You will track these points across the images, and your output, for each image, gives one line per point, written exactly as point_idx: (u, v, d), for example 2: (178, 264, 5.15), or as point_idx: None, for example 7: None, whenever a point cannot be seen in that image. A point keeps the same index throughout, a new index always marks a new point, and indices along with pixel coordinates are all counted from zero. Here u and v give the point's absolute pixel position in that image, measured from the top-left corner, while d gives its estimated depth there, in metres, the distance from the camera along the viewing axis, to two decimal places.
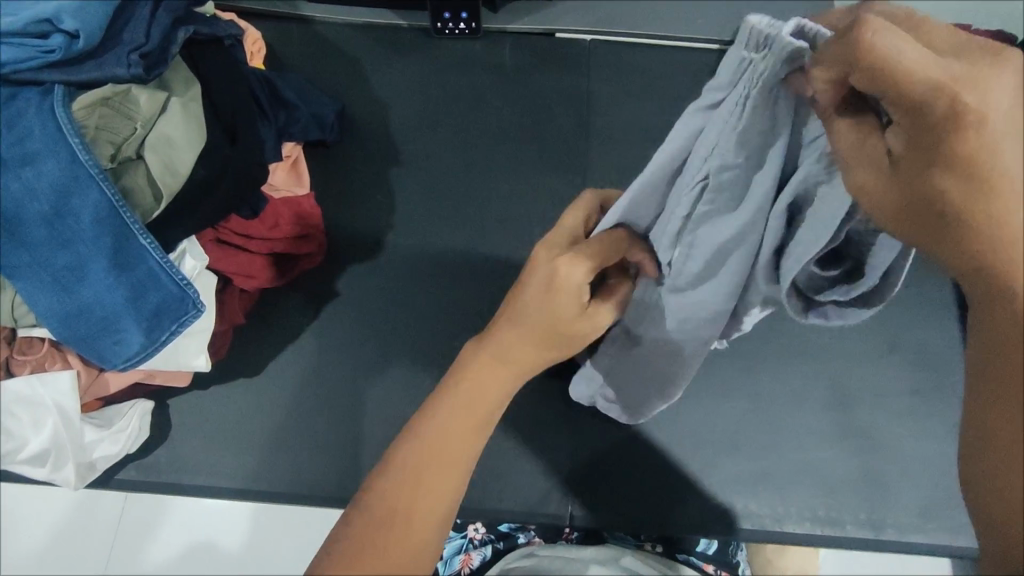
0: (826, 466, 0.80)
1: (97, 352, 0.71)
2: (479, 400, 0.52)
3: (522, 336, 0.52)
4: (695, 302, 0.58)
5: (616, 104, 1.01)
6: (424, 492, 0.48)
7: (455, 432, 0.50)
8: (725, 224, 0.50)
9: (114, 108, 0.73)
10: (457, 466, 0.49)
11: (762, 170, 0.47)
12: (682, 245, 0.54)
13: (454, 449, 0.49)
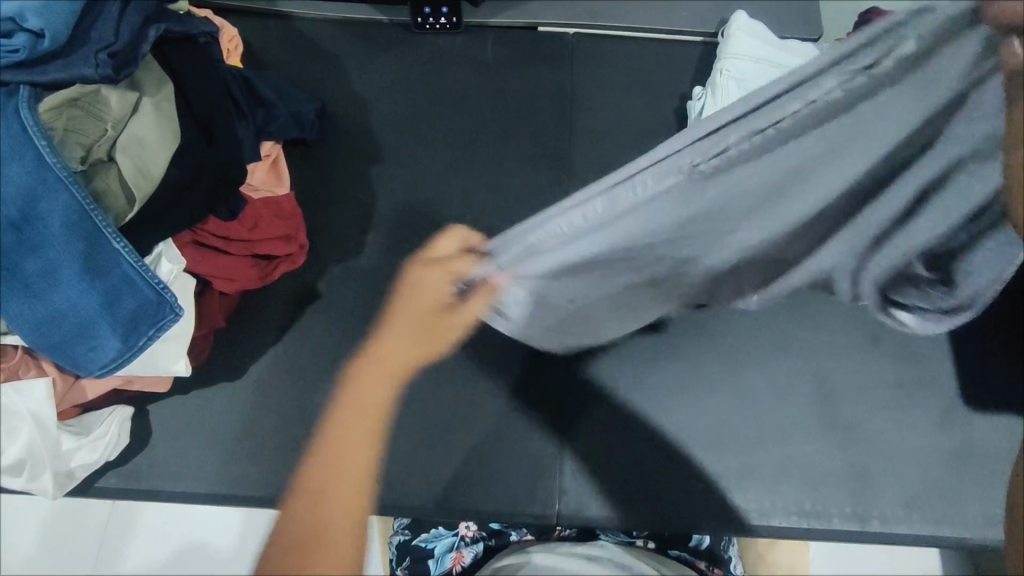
0: (813, 459, 0.80)
1: (71, 359, 0.70)
2: (387, 361, 0.74)
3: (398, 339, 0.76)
4: (579, 260, 0.70)
5: (600, 97, 1.01)
6: (332, 499, 0.62)
7: (371, 394, 0.71)
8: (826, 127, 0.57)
9: (84, 109, 0.71)
10: (352, 487, 0.63)
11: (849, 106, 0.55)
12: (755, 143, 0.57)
13: (348, 476, 0.63)
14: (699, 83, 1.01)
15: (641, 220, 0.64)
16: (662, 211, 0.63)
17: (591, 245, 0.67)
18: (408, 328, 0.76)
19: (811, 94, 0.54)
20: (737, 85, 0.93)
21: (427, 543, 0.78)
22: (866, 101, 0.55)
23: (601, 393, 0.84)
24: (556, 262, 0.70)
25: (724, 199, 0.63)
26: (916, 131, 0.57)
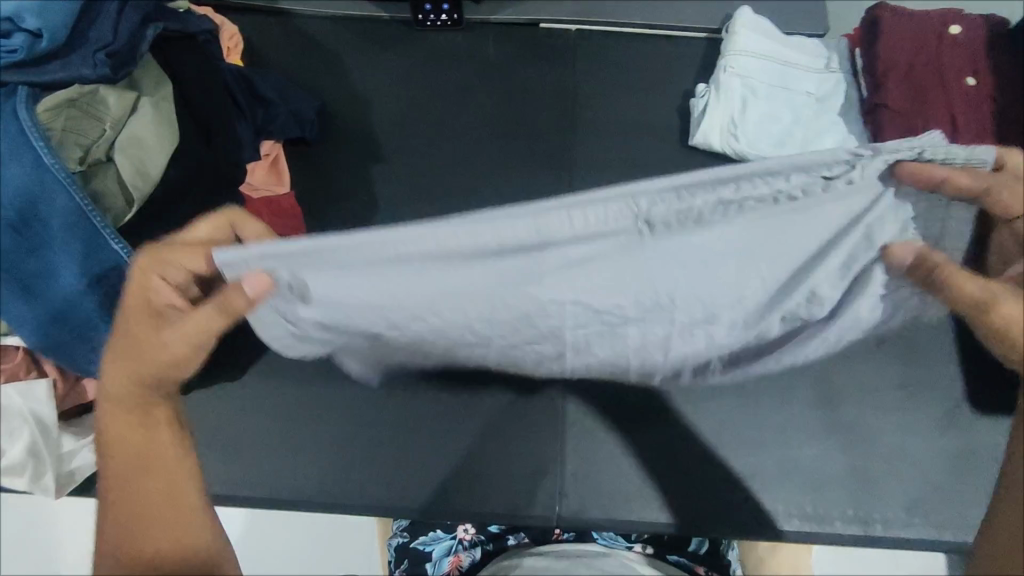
0: (814, 464, 0.80)
1: (71, 358, 0.70)
2: (123, 399, 0.57)
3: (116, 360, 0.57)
4: (429, 312, 0.62)
5: (602, 95, 1.00)
6: (150, 524, 0.55)
7: (132, 431, 0.57)
8: (761, 234, 0.57)
9: (82, 109, 0.70)
10: (175, 500, 0.56)
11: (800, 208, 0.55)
12: (702, 217, 0.54)
13: (168, 492, 0.56)
14: (703, 80, 1.00)
15: (563, 275, 0.58)
16: (568, 270, 0.58)
17: (444, 295, 0.59)
18: (142, 351, 0.56)
19: (769, 186, 0.54)
20: (741, 83, 0.93)
21: (426, 547, 0.81)
22: (803, 212, 0.56)
23: (603, 396, 0.83)
24: (400, 298, 0.59)
25: (644, 283, 0.61)
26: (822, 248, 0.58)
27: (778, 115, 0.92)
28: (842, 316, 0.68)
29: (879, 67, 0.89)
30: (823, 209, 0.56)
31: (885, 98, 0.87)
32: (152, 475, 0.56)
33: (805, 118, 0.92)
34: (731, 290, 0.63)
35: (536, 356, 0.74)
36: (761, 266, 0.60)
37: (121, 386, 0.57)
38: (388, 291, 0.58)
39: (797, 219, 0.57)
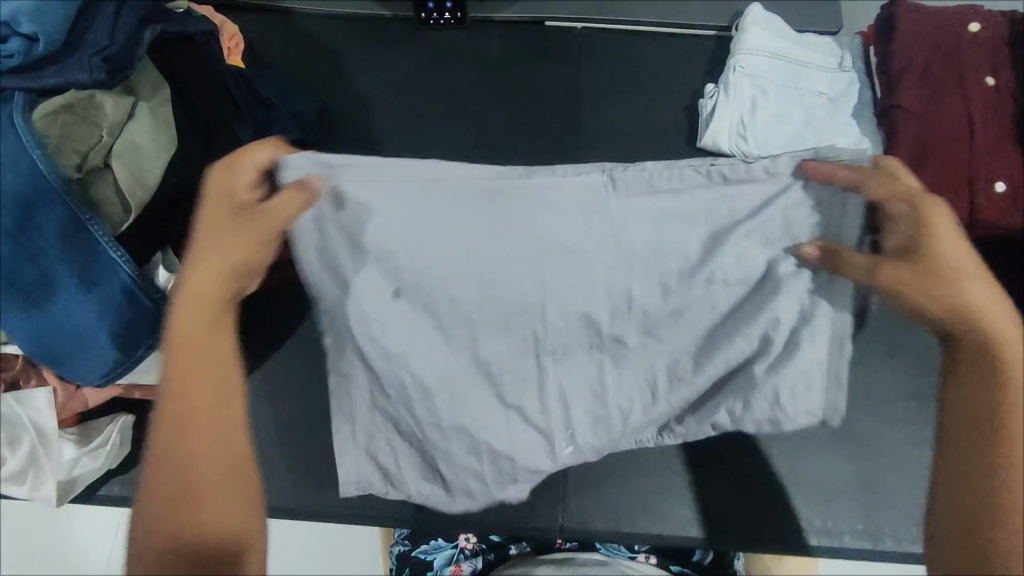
0: (823, 476, 0.79)
1: (71, 369, 0.69)
2: (195, 308, 0.57)
3: (198, 266, 0.58)
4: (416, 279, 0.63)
5: (608, 95, 0.98)
6: (201, 448, 0.56)
7: (202, 343, 0.57)
8: (680, 216, 0.60)
9: (79, 115, 0.68)
10: (230, 423, 0.57)
11: (717, 188, 0.59)
12: (627, 185, 0.59)
13: (225, 416, 0.57)
14: (712, 79, 0.98)
15: (523, 232, 0.61)
16: (501, 233, 0.61)
17: (432, 246, 0.62)
18: (218, 255, 0.58)
19: (680, 170, 0.59)
20: (751, 83, 0.90)
21: (426, 555, 0.81)
22: (728, 193, 0.59)
23: None
24: (411, 244, 0.61)
25: (586, 257, 0.62)
26: (732, 227, 0.60)
27: (788, 115, 0.90)
28: (761, 325, 0.65)
29: (894, 65, 0.86)
30: (739, 192, 0.59)
31: (900, 98, 0.84)
32: (214, 397, 0.57)
33: (817, 118, 0.89)
34: (653, 271, 0.63)
35: (478, 386, 0.70)
36: (679, 246, 0.61)
37: (199, 288, 0.57)
38: (405, 235, 0.61)
39: (711, 200, 0.59)
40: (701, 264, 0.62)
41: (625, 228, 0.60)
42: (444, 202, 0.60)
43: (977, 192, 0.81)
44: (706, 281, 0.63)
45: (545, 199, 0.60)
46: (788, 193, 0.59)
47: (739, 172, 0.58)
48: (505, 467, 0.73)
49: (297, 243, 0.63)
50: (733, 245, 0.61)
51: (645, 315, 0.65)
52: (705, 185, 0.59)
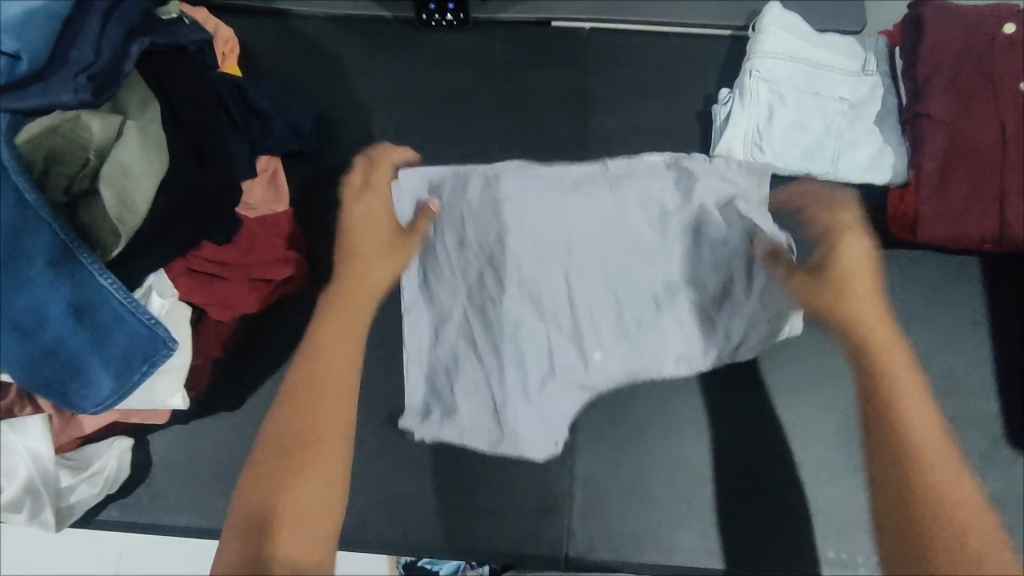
0: (835, 503, 0.77)
1: (64, 399, 0.67)
2: (355, 285, 0.84)
3: (352, 270, 0.84)
4: (487, 237, 0.84)
5: (618, 100, 0.93)
6: (320, 425, 0.75)
7: (353, 316, 0.82)
8: (659, 182, 0.85)
9: (66, 137, 0.67)
10: (340, 385, 0.78)
11: (687, 171, 0.85)
12: (621, 171, 0.86)
13: (335, 381, 0.77)
14: (726, 84, 0.93)
15: (553, 198, 0.84)
16: (543, 195, 0.84)
17: (488, 204, 0.84)
18: (374, 253, 0.85)
19: (656, 160, 0.86)
20: (767, 87, 0.86)
21: (433, 565, 0.84)
22: (697, 171, 0.84)
23: (611, 427, 0.80)
24: (478, 207, 0.84)
25: (600, 213, 0.84)
26: (701, 194, 0.84)
27: (806, 123, 0.85)
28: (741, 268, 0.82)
29: (921, 71, 0.81)
30: (700, 172, 0.85)
31: (927, 106, 0.79)
32: (338, 370, 0.78)
33: (837, 126, 0.85)
34: (649, 223, 0.84)
35: (523, 313, 0.81)
36: (663, 207, 0.84)
37: (358, 272, 0.84)
38: (478, 204, 0.85)
39: (679, 177, 0.85)
40: (680, 211, 0.84)
41: (628, 196, 0.84)
42: (502, 184, 0.86)
43: (1015, 205, 0.77)
44: (684, 225, 0.84)
45: (575, 176, 0.86)
46: (734, 170, 0.85)
47: (696, 160, 0.85)
48: (550, 383, 0.80)
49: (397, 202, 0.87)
50: (710, 211, 0.83)
51: (642, 252, 0.83)
52: (675, 168, 0.85)
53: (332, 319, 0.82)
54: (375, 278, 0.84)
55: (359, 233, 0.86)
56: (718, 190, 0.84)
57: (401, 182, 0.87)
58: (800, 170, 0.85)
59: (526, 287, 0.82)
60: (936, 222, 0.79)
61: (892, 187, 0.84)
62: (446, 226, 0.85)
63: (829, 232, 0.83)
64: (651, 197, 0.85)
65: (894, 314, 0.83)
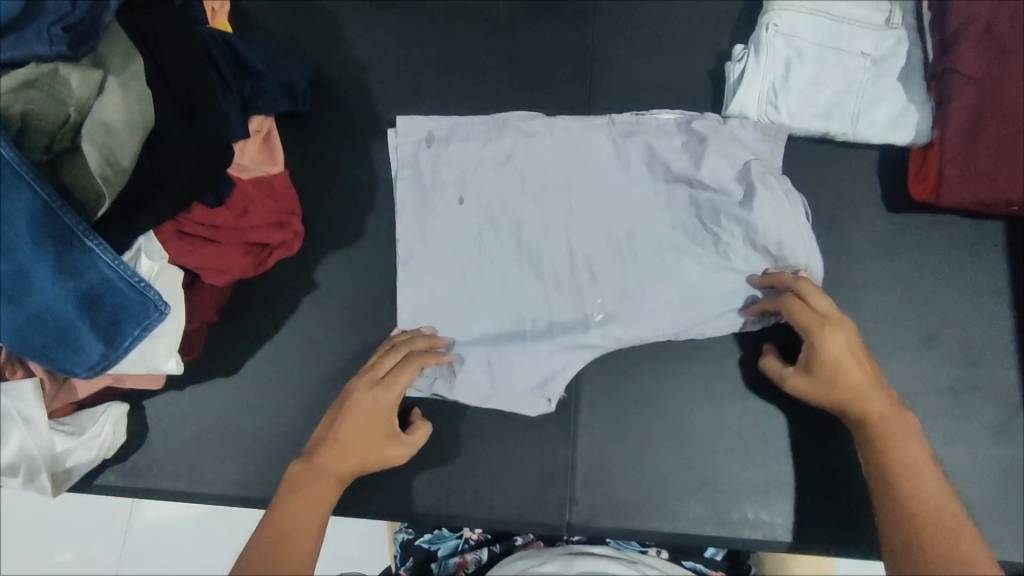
0: (848, 475, 0.75)
1: (55, 362, 0.66)
2: (318, 471, 0.65)
3: (336, 452, 0.67)
4: (488, 193, 0.82)
5: (626, 58, 0.89)
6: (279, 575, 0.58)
7: (304, 513, 0.63)
8: (666, 139, 0.81)
9: (44, 92, 0.63)
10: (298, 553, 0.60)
11: (695, 127, 0.81)
12: (628, 128, 0.82)
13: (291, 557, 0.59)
14: (740, 41, 0.88)
15: (555, 157, 0.82)
16: (544, 151, 0.82)
17: (490, 158, 0.83)
18: (361, 440, 0.68)
19: (665, 115, 0.82)
20: (785, 44, 0.81)
21: (431, 545, 0.80)
22: (705, 128, 0.80)
23: (615, 397, 0.78)
24: (477, 164, 0.83)
25: (604, 173, 0.82)
26: (713, 156, 0.78)
27: (826, 81, 0.81)
28: (758, 231, 0.76)
29: (951, 24, 0.76)
30: (710, 130, 0.80)
31: (955, 61, 0.75)
32: (291, 541, 0.61)
33: (860, 85, 0.80)
34: (657, 182, 0.81)
35: (523, 271, 0.80)
36: (672, 167, 0.80)
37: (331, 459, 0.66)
38: (477, 162, 0.83)
39: (687, 136, 0.81)
40: (689, 170, 0.79)
41: (635, 153, 0.82)
42: (501, 142, 0.83)
43: None
44: (695, 184, 0.79)
45: (579, 132, 0.82)
46: (744, 128, 0.81)
47: (708, 122, 0.80)
48: (548, 342, 0.78)
49: (393, 154, 0.84)
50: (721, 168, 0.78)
51: (648, 212, 0.81)
52: (682, 125, 0.81)
53: (290, 507, 0.63)
54: (353, 465, 0.67)
55: (353, 410, 0.68)
56: (727, 146, 0.79)
57: (398, 130, 0.84)
58: (817, 130, 0.81)
59: (528, 247, 0.80)
60: (957, 186, 0.75)
61: (915, 148, 0.80)
62: (447, 183, 0.83)
63: (797, 313, 0.68)
64: (654, 156, 0.81)
65: (913, 281, 0.80)
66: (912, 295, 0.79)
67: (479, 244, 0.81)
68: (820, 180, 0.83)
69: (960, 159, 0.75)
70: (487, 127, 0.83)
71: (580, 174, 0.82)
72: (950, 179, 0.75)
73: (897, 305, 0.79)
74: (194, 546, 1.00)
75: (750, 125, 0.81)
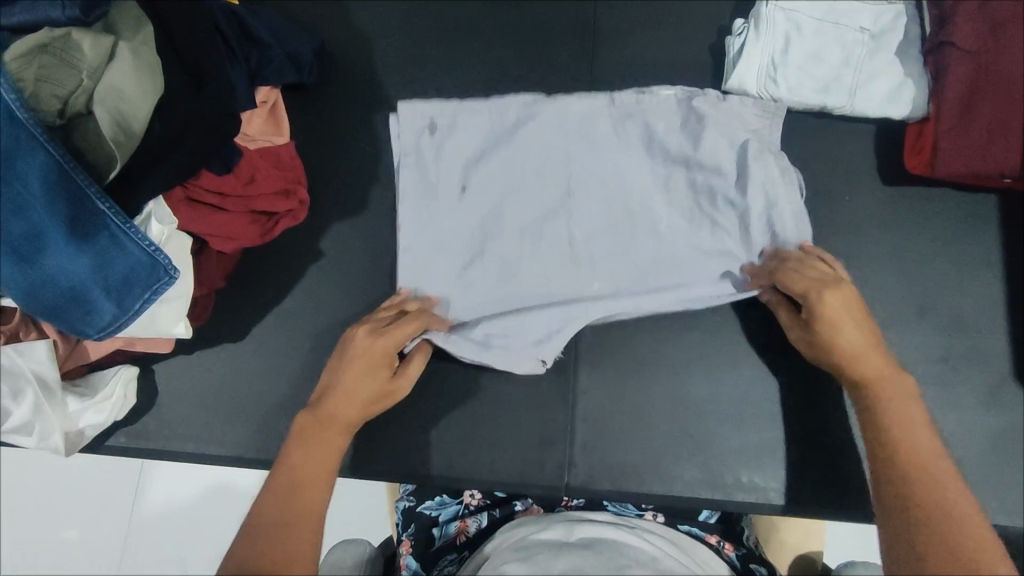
0: (837, 439, 0.77)
1: (67, 323, 0.67)
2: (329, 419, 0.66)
3: (339, 401, 0.67)
4: (489, 171, 0.82)
5: (627, 32, 0.90)
6: (296, 523, 0.57)
7: (314, 462, 0.62)
8: (665, 118, 0.81)
9: (57, 56, 0.65)
10: (312, 501, 0.59)
11: (694, 104, 0.80)
12: (627, 105, 0.82)
13: (304, 506, 0.59)
14: (741, 15, 0.89)
15: (555, 135, 0.83)
16: (545, 130, 0.82)
17: (491, 137, 0.83)
18: (363, 388, 0.68)
19: (663, 92, 0.81)
20: (784, 18, 0.82)
21: (432, 510, 0.78)
22: (704, 105, 0.80)
23: (613, 364, 0.80)
24: (478, 143, 0.83)
25: (603, 150, 0.82)
26: (711, 134, 0.79)
27: (825, 55, 0.82)
28: (754, 207, 0.77)
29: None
30: (710, 106, 0.80)
31: (952, 35, 0.76)
32: (303, 490, 0.60)
33: (858, 59, 0.81)
34: (655, 159, 0.82)
35: (524, 248, 0.81)
36: (671, 145, 0.81)
37: (340, 408, 0.66)
38: (478, 141, 0.83)
39: (686, 113, 0.81)
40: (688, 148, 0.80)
41: (634, 131, 0.82)
42: (501, 121, 0.83)
43: None
44: (693, 166, 0.80)
45: (579, 110, 0.82)
46: (743, 101, 0.80)
47: (708, 98, 0.80)
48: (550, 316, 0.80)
49: (394, 138, 0.82)
50: (719, 145, 0.79)
51: (647, 189, 0.81)
52: (681, 104, 0.81)
53: (299, 456, 0.62)
54: (356, 415, 0.67)
55: (353, 362, 0.69)
56: (726, 124, 0.79)
57: (400, 118, 0.82)
58: (815, 103, 0.82)
59: (528, 227, 0.82)
60: (952, 157, 0.76)
61: (912, 123, 0.81)
62: (446, 163, 0.83)
63: (791, 283, 0.70)
64: (653, 134, 0.81)
65: (907, 253, 0.81)
66: (906, 266, 0.81)
67: (480, 221, 0.82)
68: (816, 154, 0.84)
69: (955, 131, 0.76)
70: (486, 108, 0.83)
71: (579, 152, 0.82)
72: (946, 150, 0.76)
73: (890, 276, 0.81)
74: (206, 510, 1.03)
75: (750, 100, 0.80)
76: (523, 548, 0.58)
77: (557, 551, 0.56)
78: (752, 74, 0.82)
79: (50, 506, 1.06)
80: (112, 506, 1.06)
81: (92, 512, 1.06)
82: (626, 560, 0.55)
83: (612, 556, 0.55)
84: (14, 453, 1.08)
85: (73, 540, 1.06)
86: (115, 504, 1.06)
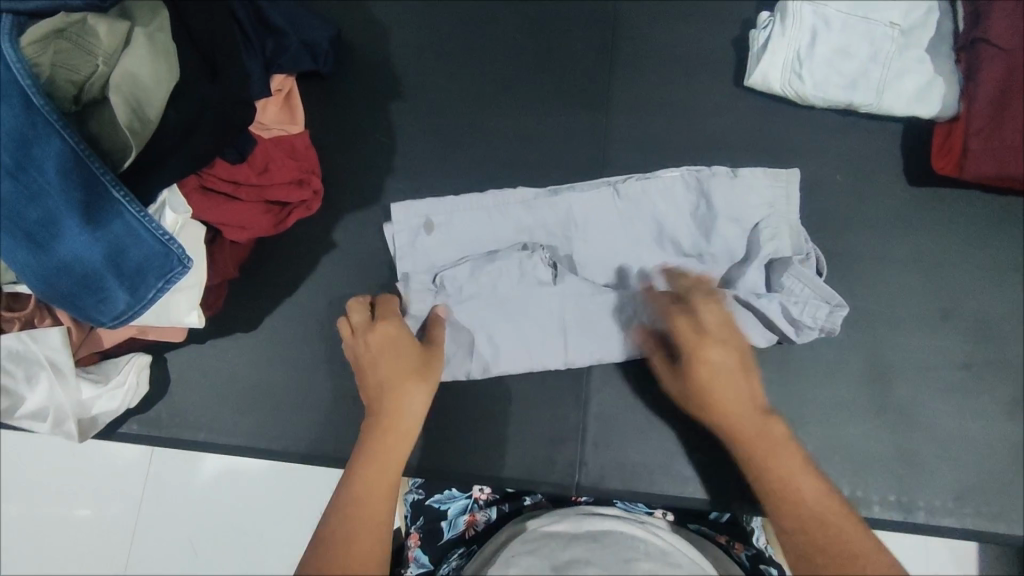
0: (853, 443, 0.76)
1: (81, 309, 0.67)
2: (396, 419, 0.65)
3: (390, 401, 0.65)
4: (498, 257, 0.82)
5: (648, 22, 0.88)
6: (359, 542, 0.56)
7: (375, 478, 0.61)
8: (669, 199, 0.81)
9: (72, 41, 0.65)
10: (376, 517, 0.59)
11: (701, 184, 0.80)
12: (626, 193, 0.81)
13: (367, 521, 0.58)
14: (765, 8, 0.87)
15: (559, 218, 0.82)
16: (548, 214, 0.82)
17: (491, 225, 0.82)
18: (398, 377, 0.66)
19: (662, 177, 0.81)
20: (811, 12, 0.80)
21: (440, 505, 0.75)
22: (711, 181, 0.80)
23: (625, 365, 0.79)
24: (479, 232, 0.82)
25: (610, 233, 0.81)
26: (724, 214, 0.79)
27: (852, 50, 0.80)
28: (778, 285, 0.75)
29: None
30: (716, 184, 0.79)
31: (988, 31, 0.74)
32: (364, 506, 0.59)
33: (886, 56, 0.79)
34: (663, 240, 0.81)
35: (537, 334, 0.78)
36: (677, 226, 0.81)
37: (401, 413, 0.65)
38: (478, 231, 0.82)
39: (689, 193, 0.81)
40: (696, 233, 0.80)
41: (638, 217, 0.81)
42: (500, 208, 0.82)
43: None
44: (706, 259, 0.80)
45: (581, 196, 0.81)
46: (748, 174, 0.80)
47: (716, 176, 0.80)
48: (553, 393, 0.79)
49: (393, 237, 0.82)
50: (726, 227, 0.79)
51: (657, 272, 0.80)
52: (685, 184, 0.81)
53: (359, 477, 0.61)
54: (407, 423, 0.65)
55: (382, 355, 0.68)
56: (730, 208, 0.79)
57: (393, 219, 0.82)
58: (840, 101, 0.80)
59: (546, 322, 0.79)
60: (978, 159, 0.74)
61: (941, 123, 0.79)
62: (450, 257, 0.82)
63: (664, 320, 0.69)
64: (660, 217, 0.81)
65: (931, 255, 0.80)
66: (930, 270, 0.79)
67: (492, 306, 0.79)
68: (841, 153, 0.82)
69: (980, 133, 0.74)
70: (483, 199, 0.82)
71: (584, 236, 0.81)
72: (973, 153, 0.74)
73: (914, 280, 0.79)
74: (219, 495, 1.04)
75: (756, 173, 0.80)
76: (532, 541, 0.57)
77: (563, 543, 0.56)
78: (776, 69, 0.80)
79: (65, 486, 1.08)
80: (126, 488, 1.06)
81: (106, 492, 1.07)
82: (632, 551, 0.53)
83: (619, 548, 0.53)
84: (29, 433, 1.09)
85: (86, 519, 1.07)
86: (130, 486, 1.06)
